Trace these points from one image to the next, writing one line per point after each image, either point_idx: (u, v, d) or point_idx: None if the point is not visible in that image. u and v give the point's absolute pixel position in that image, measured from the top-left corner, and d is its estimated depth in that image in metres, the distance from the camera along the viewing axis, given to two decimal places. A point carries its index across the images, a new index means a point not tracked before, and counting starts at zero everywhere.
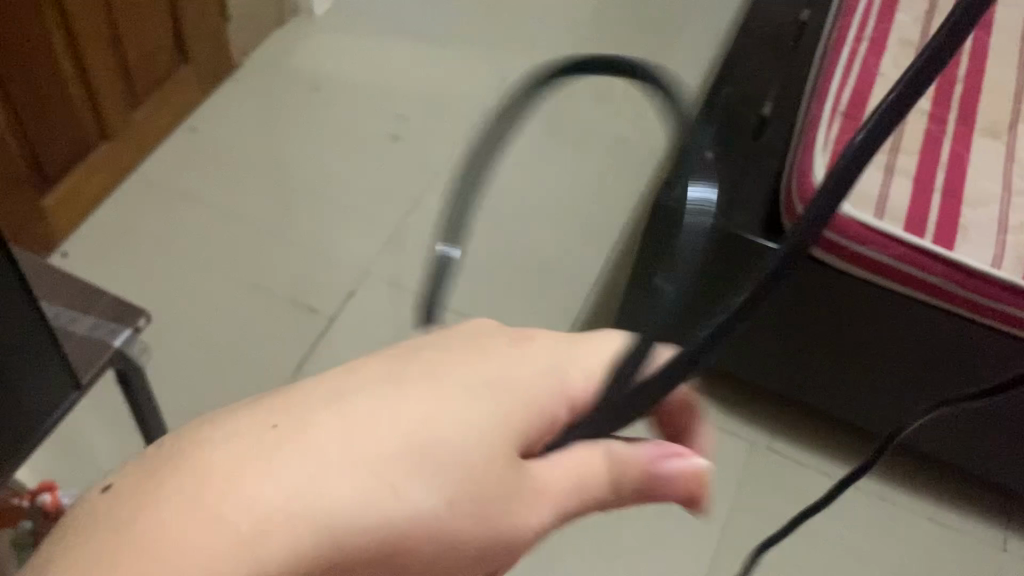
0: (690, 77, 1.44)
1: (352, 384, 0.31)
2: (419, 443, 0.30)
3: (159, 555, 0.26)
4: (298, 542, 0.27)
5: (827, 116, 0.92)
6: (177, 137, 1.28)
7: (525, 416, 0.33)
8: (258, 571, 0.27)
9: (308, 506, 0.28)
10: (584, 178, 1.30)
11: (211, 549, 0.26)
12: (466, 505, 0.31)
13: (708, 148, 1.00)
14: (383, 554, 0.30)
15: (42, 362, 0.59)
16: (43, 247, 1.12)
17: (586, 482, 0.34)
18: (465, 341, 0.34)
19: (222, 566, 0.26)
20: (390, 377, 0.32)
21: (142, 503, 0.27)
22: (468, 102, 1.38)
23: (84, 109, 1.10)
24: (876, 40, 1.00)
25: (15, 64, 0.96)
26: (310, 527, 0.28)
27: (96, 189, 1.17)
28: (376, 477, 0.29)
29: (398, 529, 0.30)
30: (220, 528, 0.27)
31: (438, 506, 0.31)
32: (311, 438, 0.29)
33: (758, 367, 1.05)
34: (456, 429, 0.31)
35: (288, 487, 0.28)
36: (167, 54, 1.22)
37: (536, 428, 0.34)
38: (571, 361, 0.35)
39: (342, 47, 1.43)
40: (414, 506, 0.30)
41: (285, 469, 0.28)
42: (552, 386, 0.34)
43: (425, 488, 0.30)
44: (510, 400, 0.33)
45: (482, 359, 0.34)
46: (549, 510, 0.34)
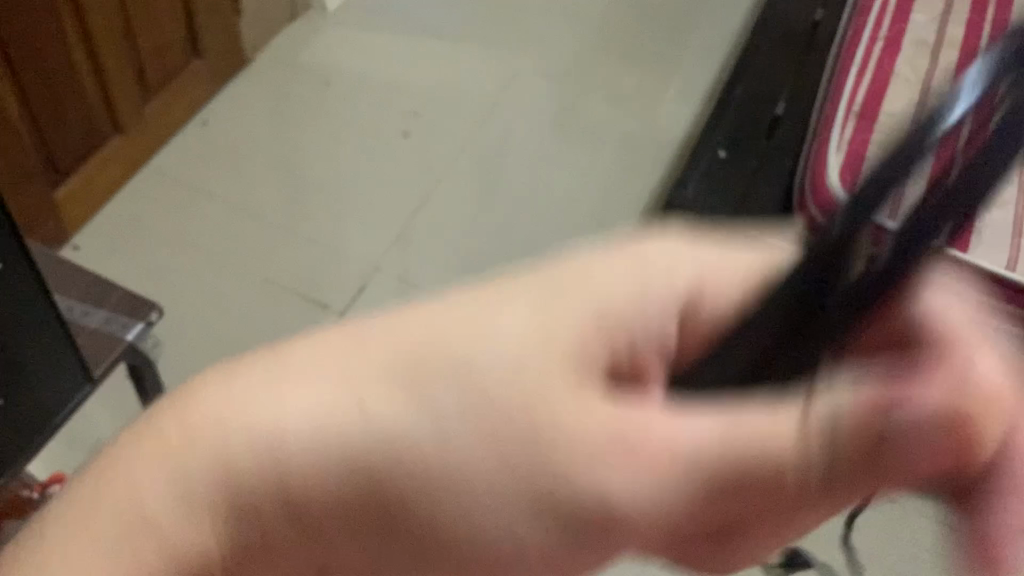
0: (703, 76, 1.43)
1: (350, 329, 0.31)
2: (386, 367, 0.30)
3: (125, 480, 0.31)
4: (236, 468, 0.30)
5: (841, 117, 0.92)
6: (190, 131, 1.28)
7: (593, 350, 0.30)
8: (191, 488, 0.31)
9: (257, 440, 0.30)
10: (595, 176, 1.29)
11: (163, 477, 0.31)
12: (441, 439, 0.30)
13: (721, 148, 1.00)
14: (355, 489, 0.30)
15: (56, 354, 0.60)
16: (56, 240, 1.12)
17: (722, 436, 0.28)
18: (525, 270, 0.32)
19: (166, 489, 0.31)
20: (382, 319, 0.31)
21: (136, 441, 0.32)
22: (480, 99, 1.37)
23: (97, 102, 1.10)
24: (890, 40, 1.00)
25: (28, 57, 0.97)
26: (256, 452, 0.30)
27: (109, 182, 1.18)
28: (332, 426, 0.30)
29: (351, 460, 0.30)
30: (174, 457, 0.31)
31: (412, 441, 0.30)
32: (275, 374, 0.31)
33: None
34: (423, 354, 0.30)
35: (240, 421, 0.30)
36: (180, 49, 1.22)
37: (605, 364, 0.30)
38: (670, 283, 0.31)
39: (355, 42, 1.43)
40: (375, 425, 0.30)
41: (245, 405, 0.30)
42: (617, 313, 0.30)
43: (388, 410, 0.30)
44: (563, 333, 0.30)
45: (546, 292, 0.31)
46: (610, 496, 0.29)
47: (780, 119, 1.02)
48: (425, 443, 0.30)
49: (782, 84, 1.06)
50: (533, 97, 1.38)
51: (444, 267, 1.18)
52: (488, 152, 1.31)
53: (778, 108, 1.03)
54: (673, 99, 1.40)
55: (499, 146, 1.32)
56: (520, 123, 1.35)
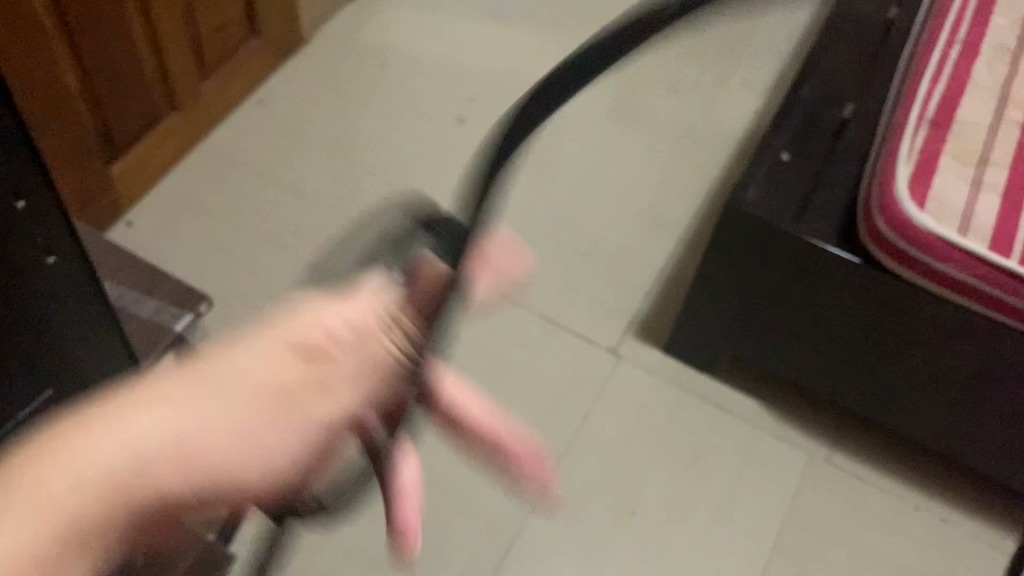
0: (767, 69, 1.40)
1: (156, 398, 0.39)
2: (184, 441, 0.39)
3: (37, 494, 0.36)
4: (89, 523, 0.37)
5: (913, 123, 0.88)
6: (247, 109, 1.28)
7: (300, 388, 0.41)
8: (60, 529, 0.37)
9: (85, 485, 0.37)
10: (649, 173, 1.27)
11: (78, 493, 0.37)
12: (182, 433, 0.39)
13: (786, 150, 0.96)
14: (200, 470, 0.40)
15: (103, 346, 0.59)
16: (110, 216, 1.13)
17: (366, 354, 0.41)
18: (199, 369, 0.40)
19: (52, 516, 0.36)
20: (169, 396, 0.39)
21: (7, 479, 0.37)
22: (539, 86, 1.35)
23: (154, 80, 1.10)
24: (970, 43, 0.95)
25: (91, 38, 0.97)
26: (103, 501, 0.38)
27: (164, 159, 1.18)
28: (138, 458, 0.38)
29: (172, 462, 0.39)
30: (66, 480, 0.37)
31: (192, 427, 0.39)
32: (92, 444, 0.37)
33: (822, 376, 1.02)
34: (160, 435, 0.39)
35: (93, 468, 0.37)
36: (238, 27, 1.21)
37: (262, 413, 0.40)
38: (240, 356, 0.40)
39: (415, 23, 1.41)
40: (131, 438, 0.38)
41: (106, 441, 0.37)
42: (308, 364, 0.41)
43: (145, 427, 0.38)
44: (254, 376, 0.40)
45: (194, 381, 0.40)
46: (347, 396, 0.41)
47: (847, 121, 0.98)
48: (158, 492, 0.39)
49: (852, 82, 1.02)
50: (591, 86, 1.36)
51: None
52: (542, 142, 1.29)
53: (846, 109, 1.00)
54: (734, 92, 1.37)
55: (553, 135, 1.30)
56: (576, 113, 1.33)
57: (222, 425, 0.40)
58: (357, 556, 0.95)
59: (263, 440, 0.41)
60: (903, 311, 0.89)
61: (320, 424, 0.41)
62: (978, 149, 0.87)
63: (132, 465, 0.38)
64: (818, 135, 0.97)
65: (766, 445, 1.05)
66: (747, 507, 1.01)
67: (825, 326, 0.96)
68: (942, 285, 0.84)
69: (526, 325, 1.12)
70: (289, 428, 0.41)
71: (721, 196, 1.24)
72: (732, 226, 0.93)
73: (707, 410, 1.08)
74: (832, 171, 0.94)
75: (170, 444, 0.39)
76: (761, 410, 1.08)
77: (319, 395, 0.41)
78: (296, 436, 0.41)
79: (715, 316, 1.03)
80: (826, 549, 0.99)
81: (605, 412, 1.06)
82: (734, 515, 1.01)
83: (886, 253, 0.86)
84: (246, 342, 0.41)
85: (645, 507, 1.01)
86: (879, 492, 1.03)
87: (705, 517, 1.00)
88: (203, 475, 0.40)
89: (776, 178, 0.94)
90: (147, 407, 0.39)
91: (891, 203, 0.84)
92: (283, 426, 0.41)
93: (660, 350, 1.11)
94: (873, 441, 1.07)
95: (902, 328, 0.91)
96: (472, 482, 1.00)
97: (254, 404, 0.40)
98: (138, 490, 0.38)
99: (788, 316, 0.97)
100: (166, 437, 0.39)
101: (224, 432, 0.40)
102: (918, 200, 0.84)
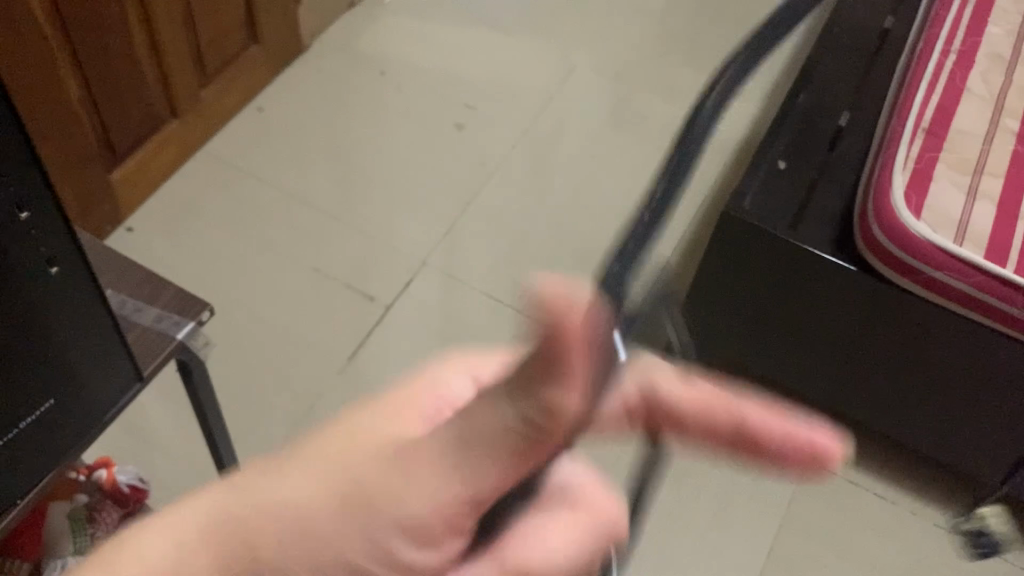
0: (764, 75, 1.41)
1: (260, 476, 0.38)
2: (266, 513, 0.37)
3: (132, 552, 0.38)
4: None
5: (909, 132, 0.89)
6: (246, 116, 1.28)
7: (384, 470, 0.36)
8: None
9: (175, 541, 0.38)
10: (646, 180, 1.27)
11: (162, 550, 0.38)
12: (275, 509, 0.37)
13: (782, 158, 0.96)
14: (261, 552, 0.37)
15: (104, 354, 0.60)
16: (110, 222, 1.13)
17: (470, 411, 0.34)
18: (309, 452, 0.39)
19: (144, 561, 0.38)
20: (266, 476, 0.38)
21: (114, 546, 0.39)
22: (537, 93, 1.36)
23: (155, 87, 1.10)
24: (965, 52, 0.96)
25: (92, 46, 0.97)
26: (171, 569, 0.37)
27: (164, 166, 1.18)
28: (211, 526, 0.38)
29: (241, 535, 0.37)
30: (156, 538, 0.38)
31: (279, 502, 0.37)
32: (190, 511, 0.38)
33: (819, 383, 1.02)
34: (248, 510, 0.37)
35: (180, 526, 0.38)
36: (237, 34, 1.22)
37: (346, 494, 0.36)
38: (356, 456, 0.37)
39: (412, 31, 1.42)
40: (212, 508, 0.38)
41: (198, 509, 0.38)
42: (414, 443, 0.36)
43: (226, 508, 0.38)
44: (369, 447, 0.37)
45: (302, 467, 0.38)
46: (442, 479, 0.34)
47: (843, 129, 0.99)
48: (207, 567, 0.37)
49: (848, 90, 1.03)
50: (589, 93, 1.37)
51: (494, 264, 1.17)
52: (540, 149, 1.30)
53: (841, 117, 1.00)
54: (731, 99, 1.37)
55: (551, 142, 1.31)
56: (574, 120, 1.33)
57: (313, 501, 0.37)
58: None
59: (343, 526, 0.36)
60: (899, 319, 0.90)
61: (415, 510, 0.35)
62: (972, 158, 0.88)
63: (212, 527, 0.37)
64: (815, 143, 0.98)
65: None
66: (744, 513, 1.02)
67: (822, 333, 0.96)
68: (938, 294, 0.85)
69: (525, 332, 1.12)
70: (377, 511, 0.36)
71: (718, 203, 1.24)
72: (730, 234, 0.93)
73: None
74: (828, 180, 0.95)
75: (249, 513, 0.37)
76: None
77: (415, 482, 0.35)
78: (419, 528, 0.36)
79: (712, 323, 1.03)
80: (824, 555, 1.00)
81: None
82: (732, 521, 1.01)
83: (883, 262, 0.86)
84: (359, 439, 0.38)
85: (643, 512, 1.01)
86: (877, 499, 1.04)
87: (702, 522, 1.01)
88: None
89: (773, 187, 0.94)
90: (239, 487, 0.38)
91: (886, 213, 0.85)
92: (366, 517, 0.36)
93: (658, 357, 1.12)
94: (869, 448, 1.07)
95: (898, 336, 0.91)
96: None
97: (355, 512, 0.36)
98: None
99: (786, 324, 0.98)
100: (250, 510, 0.37)
101: (310, 516, 0.36)
102: (914, 209, 0.85)
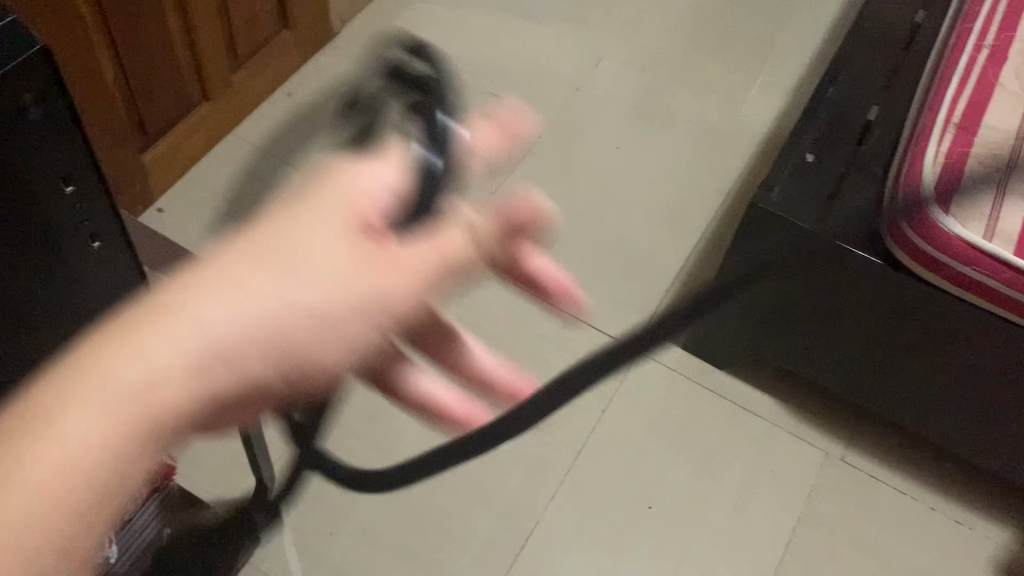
0: (794, 67, 1.41)
1: (209, 309, 0.31)
2: (197, 367, 0.31)
3: (41, 458, 0.30)
4: (89, 467, 0.31)
5: (940, 126, 0.88)
6: (275, 102, 1.30)
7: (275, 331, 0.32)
8: (60, 476, 0.31)
9: (100, 436, 0.31)
10: (671, 170, 1.28)
11: (79, 445, 0.30)
12: (203, 374, 0.32)
13: (809, 152, 0.96)
14: (139, 431, 0.31)
15: None
16: (141, 202, 1.15)
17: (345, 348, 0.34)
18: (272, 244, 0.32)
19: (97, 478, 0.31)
20: (145, 340, 0.30)
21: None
22: (563, 82, 1.37)
23: (187, 70, 1.12)
24: (998, 48, 0.95)
25: (127, 33, 0.98)
26: (83, 467, 0.31)
27: (193, 147, 1.19)
28: (62, 508, 0.31)
29: (71, 471, 0.31)
30: (60, 444, 0.30)
31: (176, 385, 0.31)
32: (70, 424, 0.30)
33: (850, 375, 1.01)
34: (149, 402, 0.31)
35: (116, 423, 0.31)
36: (269, 20, 1.24)
37: (293, 364, 0.34)
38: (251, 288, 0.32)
39: (443, 19, 1.43)
40: (71, 443, 0.30)
41: (59, 442, 0.30)
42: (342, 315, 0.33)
43: (85, 426, 0.30)
44: (286, 309, 0.32)
45: (239, 299, 0.31)
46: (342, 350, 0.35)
47: (873, 123, 0.99)
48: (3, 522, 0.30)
49: (878, 84, 1.03)
50: (614, 84, 1.37)
51: None
52: (564, 134, 1.30)
53: (871, 111, 1.00)
54: (759, 92, 1.38)
55: (575, 128, 1.31)
56: (599, 108, 1.34)
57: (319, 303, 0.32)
58: (377, 544, 0.95)
59: (290, 287, 0.31)
60: (927, 314, 0.89)
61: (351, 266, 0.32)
62: (1004, 153, 0.87)
63: (147, 418, 0.31)
64: (844, 136, 0.98)
65: (786, 447, 1.06)
66: (766, 501, 1.02)
67: (846, 326, 0.97)
68: (962, 287, 0.85)
69: (549, 322, 1.13)
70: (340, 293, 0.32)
71: (745, 196, 1.25)
72: (757, 224, 0.93)
73: (729, 410, 1.08)
74: (857, 172, 0.95)
75: (92, 450, 0.31)
76: (781, 408, 1.09)
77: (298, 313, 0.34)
78: (345, 279, 0.32)
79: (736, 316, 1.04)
80: (839, 547, 0.99)
81: (625, 408, 1.07)
82: (754, 510, 1.01)
83: (908, 254, 0.86)
84: (293, 231, 0.32)
85: (662, 500, 1.01)
86: (896, 492, 1.03)
87: (721, 513, 1.01)
88: (201, 393, 0.32)
89: (801, 179, 0.94)
90: (160, 354, 0.30)
91: (916, 207, 0.85)
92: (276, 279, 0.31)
93: (679, 348, 1.13)
94: (888, 446, 1.07)
95: (921, 332, 0.92)
96: (489, 471, 1.01)
97: (100, 419, 0.30)
98: (44, 432, 0.30)
99: (808, 316, 0.98)
100: (99, 421, 0.30)
101: (167, 384, 0.31)
102: (943, 204, 0.84)
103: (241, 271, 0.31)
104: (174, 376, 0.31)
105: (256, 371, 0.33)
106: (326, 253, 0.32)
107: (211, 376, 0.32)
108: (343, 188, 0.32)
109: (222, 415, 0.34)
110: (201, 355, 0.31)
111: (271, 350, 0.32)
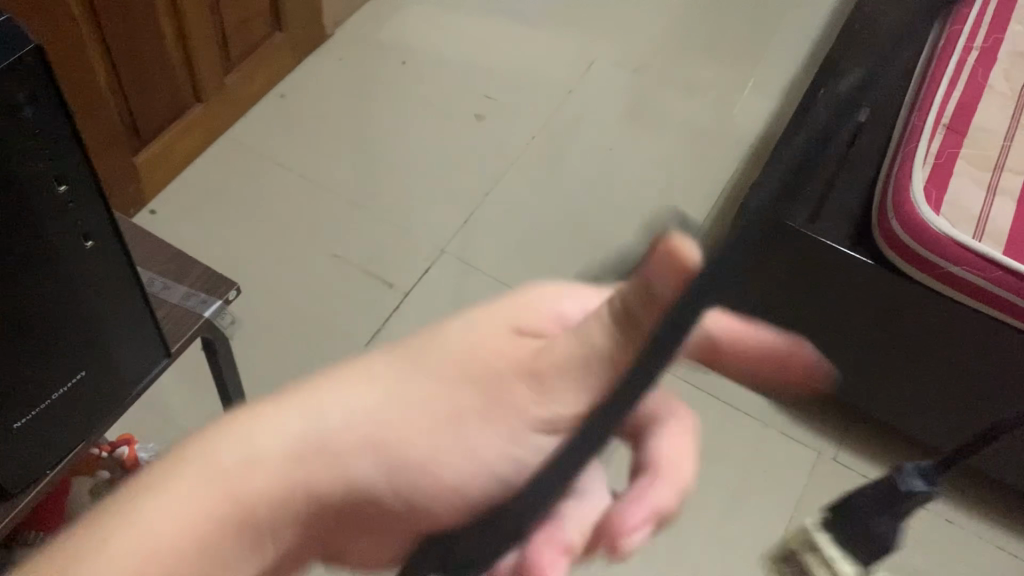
0: (786, 68, 1.42)
1: (328, 399, 0.39)
2: (300, 453, 0.38)
3: (152, 526, 0.37)
4: (189, 539, 0.37)
5: (930, 128, 0.89)
6: (268, 104, 1.30)
7: (414, 418, 0.38)
8: (163, 545, 0.36)
9: (207, 507, 0.37)
10: (664, 171, 1.29)
11: (185, 516, 0.37)
12: (305, 464, 0.39)
13: None
14: (241, 509, 0.38)
15: (129, 320, 0.60)
16: (135, 203, 1.15)
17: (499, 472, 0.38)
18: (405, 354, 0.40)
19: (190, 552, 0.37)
20: (256, 425, 0.38)
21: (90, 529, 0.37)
22: (556, 83, 1.37)
23: (180, 72, 1.12)
24: (988, 50, 0.96)
25: (120, 34, 0.98)
26: (188, 538, 0.37)
27: (186, 149, 1.20)
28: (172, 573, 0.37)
29: (175, 540, 0.37)
30: (170, 515, 0.37)
31: (279, 471, 0.38)
32: (182, 495, 0.37)
33: (841, 374, 1.01)
34: (254, 480, 0.38)
35: (218, 497, 0.37)
36: (262, 23, 1.24)
37: (409, 477, 0.39)
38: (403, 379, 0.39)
39: (436, 21, 1.43)
40: (181, 516, 0.37)
41: (169, 514, 0.37)
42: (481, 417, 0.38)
43: (197, 500, 0.37)
44: (416, 407, 0.38)
45: (357, 391, 0.39)
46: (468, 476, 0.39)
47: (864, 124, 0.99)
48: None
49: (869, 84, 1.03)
50: (607, 84, 1.38)
51: (510, 252, 1.19)
52: (557, 135, 1.31)
53: None
54: (751, 93, 1.38)
55: (568, 130, 1.32)
56: (592, 109, 1.35)
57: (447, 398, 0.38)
58: None
59: (418, 383, 0.39)
60: (917, 314, 0.90)
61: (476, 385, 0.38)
62: (994, 155, 0.88)
63: (245, 497, 0.38)
64: None
65: (777, 446, 1.07)
66: (758, 501, 1.02)
67: (837, 326, 0.97)
68: (953, 288, 0.85)
69: None
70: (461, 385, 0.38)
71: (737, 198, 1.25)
72: None
73: (721, 410, 1.09)
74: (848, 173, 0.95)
75: (193, 522, 0.37)
76: (772, 408, 1.10)
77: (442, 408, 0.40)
78: (470, 374, 0.38)
79: None
80: None
81: None
82: (745, 510, 1.02)
83: (899, 255, 0.87)
84: (433, 338, 0.39)
85: None
86: None
87: (712, 513, 1.01)
88: (297, 484, 0.39)
89: None
90: (263, 438, 0.38)
91: (906, 207, 0.85)
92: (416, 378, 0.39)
93: None
94: (879, 445, 1.07)
95: (910, 332, 0.92)
96: None
97: (207, 493, 0.37)
98: (155, 509, 0.37)
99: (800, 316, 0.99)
100: (202, 496, 0.37)
101: (266, 469, 0.38)
102: (934, 204, 0.85)
103: (385, 365, 0.39)
104: (271, 464, 0.38)
105: (355, 468, 0.39)
106: (469, 343, 0.38)
107: (321, 464, 0.39)
108: (523, 305, 0.40)
109: (319, 519, 0.41)
110: (302, 443, 0.38)
111: (390, 444, 0.39)
